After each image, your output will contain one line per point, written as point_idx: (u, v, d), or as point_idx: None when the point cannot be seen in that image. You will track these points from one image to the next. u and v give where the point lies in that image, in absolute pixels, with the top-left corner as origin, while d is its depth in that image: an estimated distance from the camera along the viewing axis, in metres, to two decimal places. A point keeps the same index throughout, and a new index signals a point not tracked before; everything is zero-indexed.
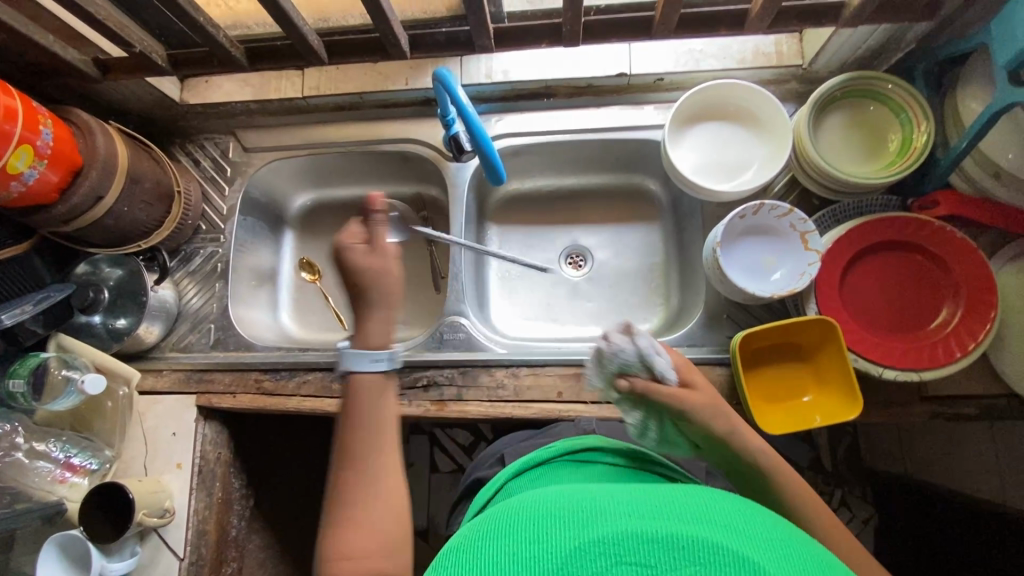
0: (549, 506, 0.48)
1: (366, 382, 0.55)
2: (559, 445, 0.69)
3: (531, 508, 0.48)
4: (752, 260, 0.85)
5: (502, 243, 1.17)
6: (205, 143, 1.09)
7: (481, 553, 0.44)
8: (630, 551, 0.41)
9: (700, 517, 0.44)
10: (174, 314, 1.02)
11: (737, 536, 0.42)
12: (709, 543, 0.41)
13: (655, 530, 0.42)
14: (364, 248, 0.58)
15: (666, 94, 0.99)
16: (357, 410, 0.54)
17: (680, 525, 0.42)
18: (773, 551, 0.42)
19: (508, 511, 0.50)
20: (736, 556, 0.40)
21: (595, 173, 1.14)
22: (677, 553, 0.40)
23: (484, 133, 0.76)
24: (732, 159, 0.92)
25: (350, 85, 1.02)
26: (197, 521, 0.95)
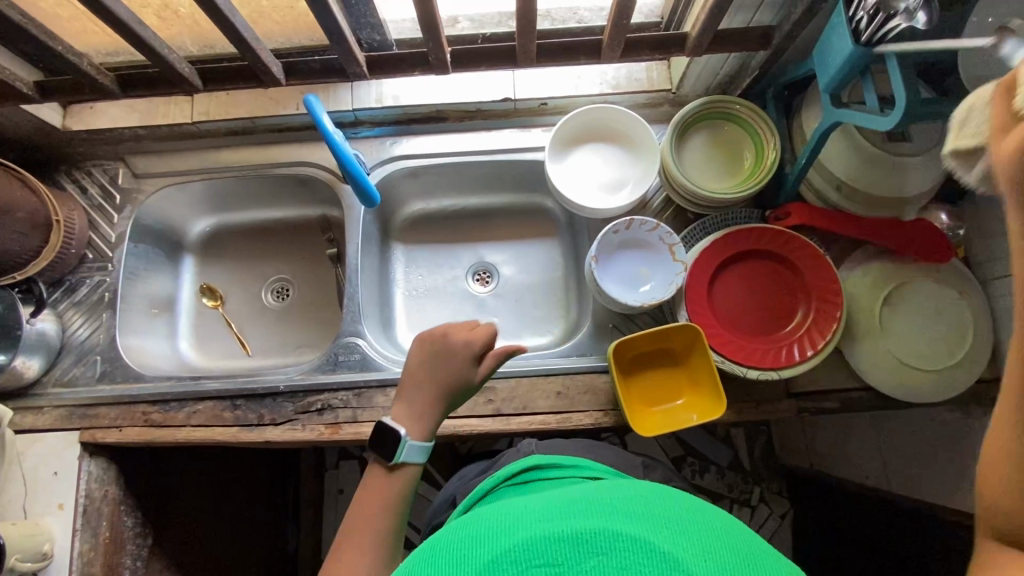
0: (467, 531, 0.49)
1: (403, 474, 0.75)
2: (505, 471, 0.74)
3: (452, 535, 0.49)
4: (627, 272, 0.90)
5: (409, 262, 1.19)
6: (93, 170, 1.07)
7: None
8: (538, 554, 0.43)
9: (611, 510, 0.46)
10: (58, 347, 0.98)
11: (638, 518, 0.45)
12: (609, 533, 0.43)
13: (559, 530, 0.44)
14: (461, 341, 0.80)
15: (552, 118, 1.04)
16: (386, 495, 0.73)
17: (581, 520, 0.45)
18: (674, 527, 0.45)
19: (431, 544, 0.50)
20: (635, 540, 0.43)
21: (497, 192, 1.18)
22: (582, 547, 0.42)
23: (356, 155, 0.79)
24: (616, 178, 0.97)
25: (240, 110, 1.02)
26: (82, 563, 0.91)
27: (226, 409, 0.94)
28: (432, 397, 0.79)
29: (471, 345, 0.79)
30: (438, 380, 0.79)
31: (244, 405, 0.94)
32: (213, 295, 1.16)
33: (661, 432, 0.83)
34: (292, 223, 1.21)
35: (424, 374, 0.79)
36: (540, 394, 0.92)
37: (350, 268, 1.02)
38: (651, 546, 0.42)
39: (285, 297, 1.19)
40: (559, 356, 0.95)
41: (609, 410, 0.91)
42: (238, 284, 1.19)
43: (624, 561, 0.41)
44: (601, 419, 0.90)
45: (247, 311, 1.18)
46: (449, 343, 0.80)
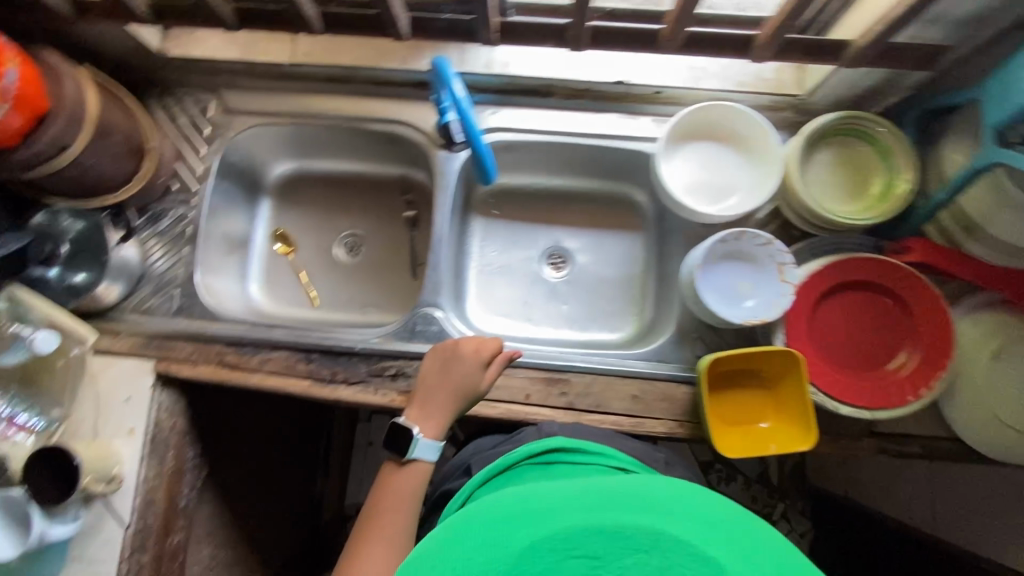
0: (507, 508, 0.51)
1: (419, 467, 0.82)
2: (523, 448, 0.75)
3: (492, 510, 0.51)
4: (727, 285, 0.86)
5: (485, 236, 1.16)
6: (183, 99, 1.04)
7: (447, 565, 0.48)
8: (577, 546, 0.45)
9: (643, 504, 0.48)
10: (137, 275, 0.98)
11: (674, 519, 0.47)
12: (647, 532, 0.45)
13: (600, 523, 0.46)
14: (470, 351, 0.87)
15: (664, 108, 0.98)
16: (401, 486, 0.81)
17: (622, 516, 0.46)
18: (707, 528, 0.46)
19: (471, 513, 0.53)
20: (674, 541, 0.44)
21: (586, 177, 1.14)
22: (620, 542, 0.44)
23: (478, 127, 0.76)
24: (725, 184, 0.92)
25: (345, 57, 0.99)
26: (146, 489, 0.93)
27: (301, 361, 0.94)
28: (443, 396, 0.85)
29: (479, 354, 0.86)
30: (447, 385, 0.85)
31: (319, 360, 0.94)
32: (287, 241, 1.16)
33: (744, 454, 0.81)
34: (371, 179, 1.18)
35: (435, 378, 0.86)
36: (615, 395, 0.90)
37: (435, 237, 0.99)
38: (685, 547, 0.44)
39: (356, 253, 1.18)
40: (638, 359, 0.93)
41: (684, 422, 0.89)
42: (311, 233, 1.18)
43: (664, 562, 0.43)
44: (674, 429, 0.88)
45: (317, 263, 1.17)
46: (455, 355, 0.86)
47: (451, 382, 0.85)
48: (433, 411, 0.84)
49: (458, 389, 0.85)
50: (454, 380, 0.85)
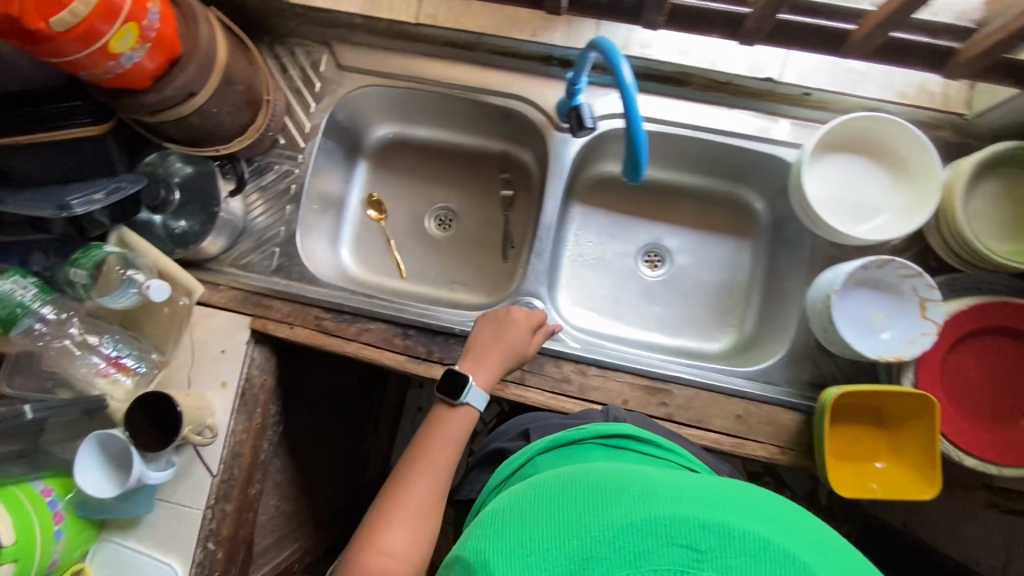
0: (593, 479, 0.46)
1: (464, 412, 0.78)
2: (591, 427, 0.70)
3: (576, 479, 0.47)
4: (861, 314, 0.81)
5: (582, 224, 1.12)
6: (295, 49, 1.00)
7: (522, 527, 0.43)
8: (679, 532, 0.39)
9: (749, 507, 0.43)
10: (239, 229, 0.96)
11: (787, 530, 0.41)
12: (758, 539, 0.39)
13: (705, 517, 0.40)
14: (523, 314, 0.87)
15: (808, 112, 0.91)
16: (440, 431, 0.76)
17: (731, 516, 0.41)
18: (821, 547, 0.40)
19: (550, 480, 0.48)
20: (786, 554, 0.39)
21: (699, 174, 1.08)
22: (729, 542, 0.39)
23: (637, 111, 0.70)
24: (869, 203, 0.86)
25: (473, 22, 0.94)
26: (234, 443, 0.94)
27: (398, 335, 0.92)
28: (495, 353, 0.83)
29: (532, 319, 0.87)
30: (502, 342, 0.84)
31: (415, 337, 0.92)
32: (380, 208, 1.13)
33: (855, 495, 0.77)
34: (471, 152, 1.14)
35: (486, 335, 0.84)
36: (718, 412, 0.87)
37: (543, 225, 0.94)
38: (799, 563, 0.38)
39: (447, 227, 1.15)
40: (744, 376, 0.89)
41: (787, 449, 0.85)
42: (404, 201, 1.15)
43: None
44: (777, 455, 0.84)
45: (406, 233, 1.14)
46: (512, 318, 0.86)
47: (504, 342, 0.84)
48: (483, 364, 0.81)
49: (511, 350, 0.84)
50: (506, 340, 0.84)
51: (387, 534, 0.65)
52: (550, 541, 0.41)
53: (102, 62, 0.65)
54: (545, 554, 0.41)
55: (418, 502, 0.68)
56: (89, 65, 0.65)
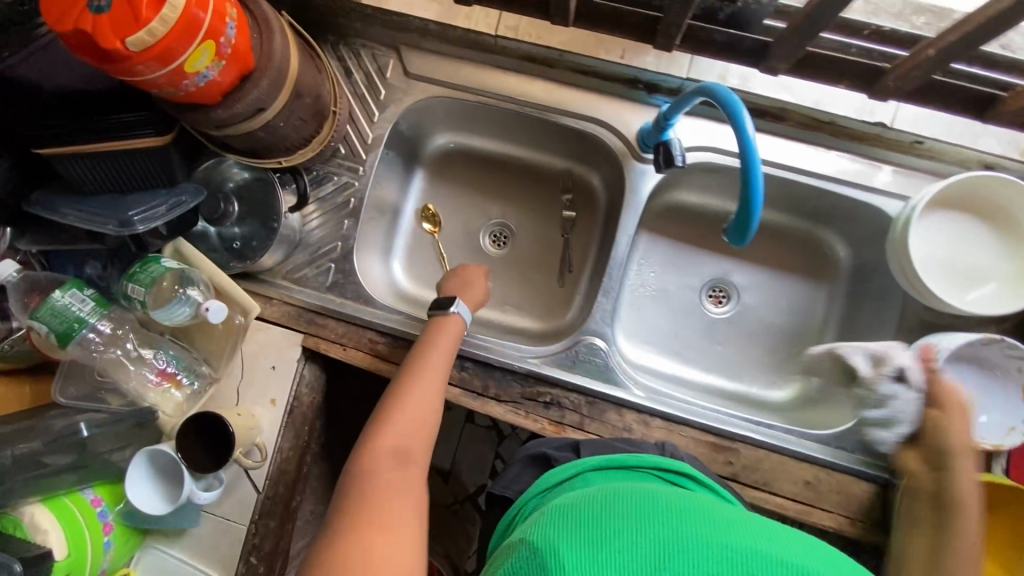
0: (654, 497, 0.49)
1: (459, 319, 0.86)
2: (650, 457, 0.66)
3: (639, 494, 0.50)
4: (958, 393, 0.75)
5: (646, 253, 1.06)
6: (361, 52, 0.94)
7: (584, 524, 0.47)
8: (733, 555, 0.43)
9: (801, 549, 0.44)
10: (295, 241, 0.93)
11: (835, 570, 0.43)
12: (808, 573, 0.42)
13: (757, 545, 0.44)
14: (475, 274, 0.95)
15: (916, 162, 0.84)
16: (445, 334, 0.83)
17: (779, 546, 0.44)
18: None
19: (614, 490, 0.51)
20: None
21: (780, 211, 1.01)
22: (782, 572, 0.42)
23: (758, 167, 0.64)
24: (973, 269, 0.79)
25: (557, 39, 0.87)
26: (280, 460, 0.92)
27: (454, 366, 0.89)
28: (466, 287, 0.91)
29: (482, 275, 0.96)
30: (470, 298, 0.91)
31: (472, 369, 0.89)
32: (434, 221, 1.08)
33: None
34: (534, 167, 1.08)
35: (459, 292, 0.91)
36: (787, 476, 0.82)
37: (614, 259, 0.91)
38: None
39: (503, 244, 1.10)
40: (816, 439, 0.84)
41: (856, 521, 0.81)
42: (459, 214, 1.10)
43: None
44: (845, 527, 0.81)
45: (460, 249, 1.09)
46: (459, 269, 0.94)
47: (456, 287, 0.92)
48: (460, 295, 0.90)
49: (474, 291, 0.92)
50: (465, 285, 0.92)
51: (400, 418, 0.71)
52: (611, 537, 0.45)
53: (175, 82, 0.60)
54: (605, 545, 0.44)
55: (429, 389, 0.75)
56: (162, 84, 0.60)
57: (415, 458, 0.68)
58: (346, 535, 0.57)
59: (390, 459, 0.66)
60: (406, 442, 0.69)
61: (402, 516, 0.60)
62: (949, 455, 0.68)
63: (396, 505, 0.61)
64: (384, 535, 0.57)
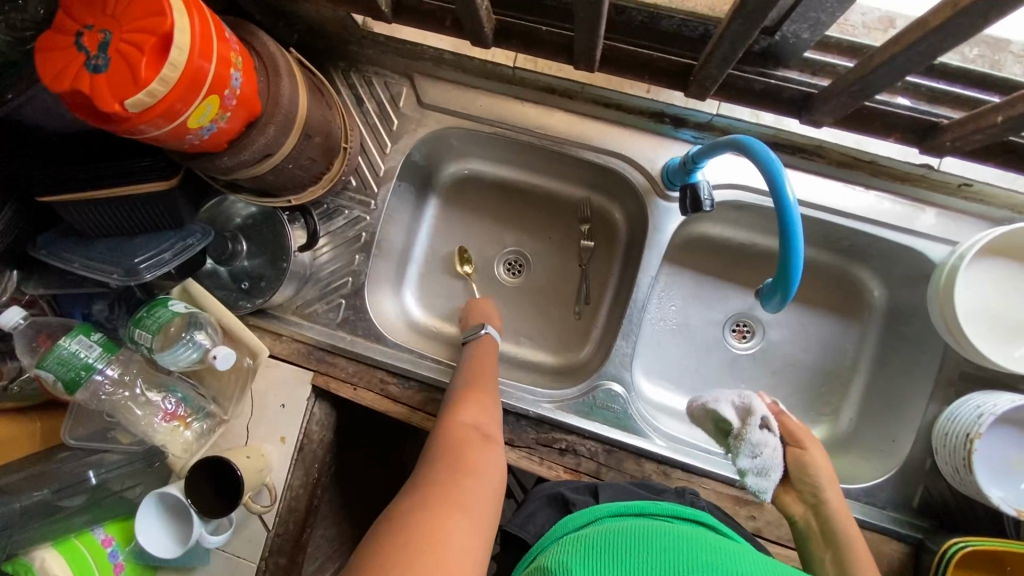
0: (671, 538, 0.51)
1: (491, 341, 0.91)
2: (671, 504, 0.62)
3: (655, 534, 0.52)
4: (1000, 458, 0.71)
5: (667, 286, 1.02)
6: (373, 80, 0.90)
7: (604, 554, 0.49)
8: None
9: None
10: (305, 276, 0.90)
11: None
12: None
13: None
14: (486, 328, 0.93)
15: (963, 204, 0.78)
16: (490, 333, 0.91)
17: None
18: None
19: (631, 527, 0.54)
20: None
21: (810, 246, 0.95)
22: None
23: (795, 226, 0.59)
24: (1021, 322, 0.74)
25: (577, 71, 0.82)
26: (290, 499, 0.91)
27: None
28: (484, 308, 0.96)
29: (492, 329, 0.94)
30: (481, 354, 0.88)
31: None
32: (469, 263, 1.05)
33: None
34: (551, 194, 1.04)
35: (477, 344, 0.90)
36: None
37: (635, 300, 0.86)
38: None
39: (518, 274, 1.06)
40: (844, 493, 0.80)
41: None
42: (473, 242, 1.07)
43: None
44: None
45: (473, 278, 1.06)
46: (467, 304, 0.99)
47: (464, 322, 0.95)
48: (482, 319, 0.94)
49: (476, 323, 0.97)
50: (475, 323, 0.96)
51: (470, 397, 0.78)
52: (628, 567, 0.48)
53: (178, 138, 0.57)
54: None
55: (488, 385, 0.81)
56: (166, 140, 0.57)
57: (487, 435, 0.74)
58: (429, 507, 0.59)
59: (462, 447, 0.70)
60: (479, 419, 0.75)
61: (476, 500, 0.63)
62: (819, 488, 0.74)
63: (471, 489, 0.64)
64: (461, 506, 0.61)
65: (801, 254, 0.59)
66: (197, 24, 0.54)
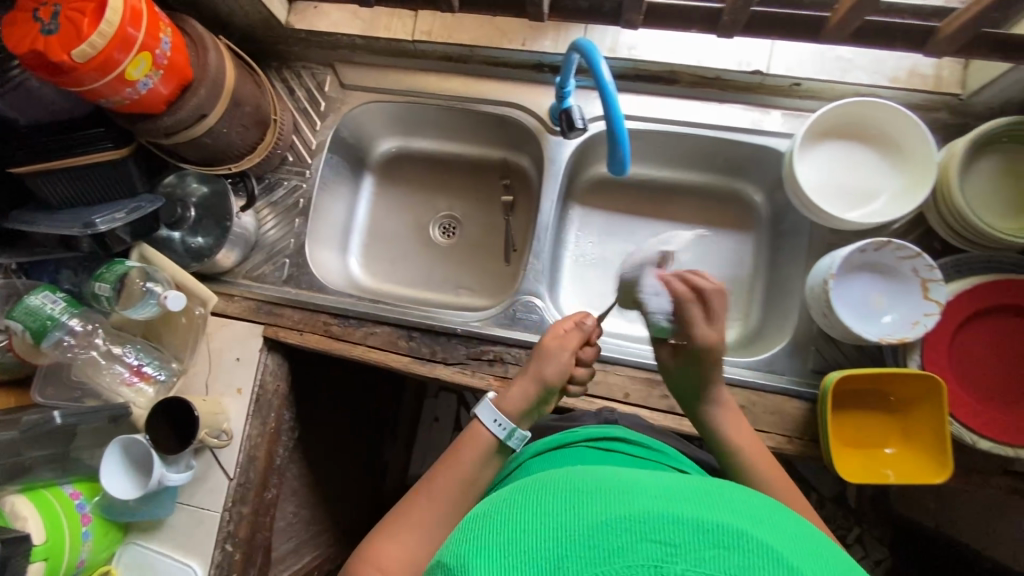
0: (567, 481, 0.44)
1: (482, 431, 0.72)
2: (584, 432, 0.72)
3: (551, 482, 0.45)
4: (861, 298, 0.81)
5: (583, 226, 1.12)
6: (301, 72, 1.05)
7: (497, 527, 0.42)
8: (655, 529, 0.38)
9: (733, 510, 0.40)
10: (252, 242, 1.01)
11: (770, 529, 0.39)
12: (729, 530, 0.38)
13: (681, 512, 0.39)
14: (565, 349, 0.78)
15: (799, 102, 0.91)
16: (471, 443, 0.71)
17: (705, 510, 0.39)
18: (798, 542, 0.39)
19: (529, 483, 0.47)
20: (760, 545, 0.37)
21: (697, 170, 1.07)
22: (703, 535, 0.37)
23: (617, 108, 0.72)
24: (866, 188, 0.86)
25: (464, 36, 0.97)
26: (249, 446, 0.97)
27: (403, 338, 0.95)
28: (512, 402, 0.73)
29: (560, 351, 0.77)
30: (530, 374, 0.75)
31: (419, 338, 0.95)
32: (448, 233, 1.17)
33: (864, 479, 0.76)
34: (470, 160, 1.16)
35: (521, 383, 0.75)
36: None
37: (540, 224, 0.98)
38: (770, 552, 0.37)
39: (452, 235, 1.17)
40: (747, 366, 0.88)
41: (792, 438, 0.84)
42: (408, 211, 1.18)
43: (746, 563, 0.36)
44: (782, 444, 0.83)
45: (411, 242, 1.17)
46: (593, 323, 0.81)
47: (565, 339, 0.77)
48: (501, 410, 0.72)
49: (542, 353, 0.76)
50: (548, 336, 0.78)
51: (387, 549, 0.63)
52: (524, 535, 0.40)
53: (119, 90, 0.71)
54: (519, 547, 0.40)
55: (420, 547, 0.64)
56: (109, 93, 0.71)
57: None
58: None
59: None
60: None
61: None
62: (664, 373, 0.81)
63: None
64: None
65: (623, 125, 0.72)
66: None
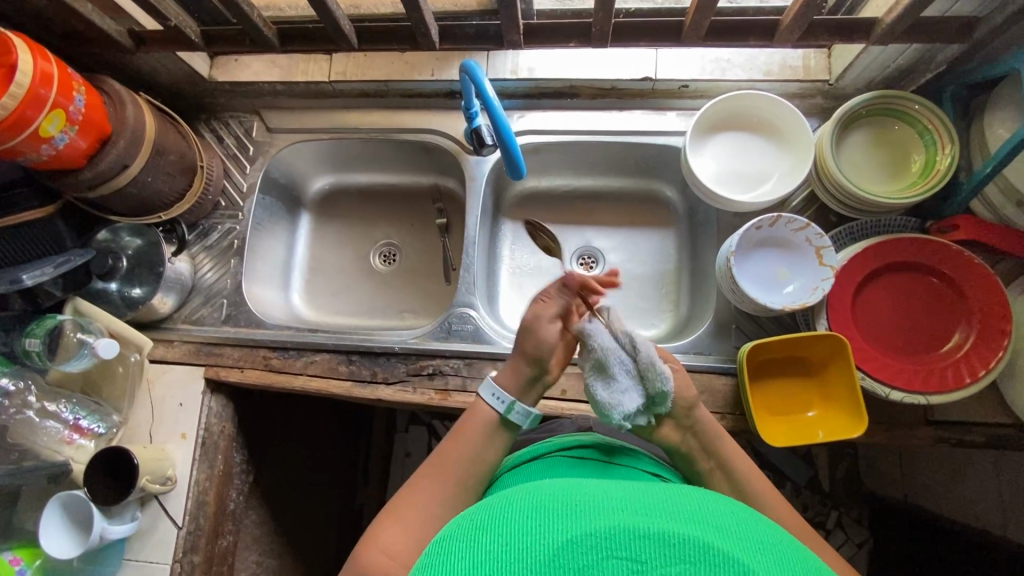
0: (535, 501, 0.43)
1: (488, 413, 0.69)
2: (556, 442, 0.69)
3: (520, 500, 0.44)
4: (765, 272, 0.87)
5: (515, 237, 1.15)
6: (229, 121, 1.11)
7: (464, 549, 0.40)
8: (621, 545, 0.36)
9: (705, 525, 0.38)
10: (189, 287, 1.03)
11: (741, 542, 0.38)
12: (697, 543, 0.36)
13: (648, 525, 0.37)
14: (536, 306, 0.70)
15: (690, 102, 0.99)
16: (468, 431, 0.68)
17: (672, 522, 0.38)
18: (767, 551, 0.38)
19: (497, 503, 0.46)
20: (728, 558, 0.36)
21: (614, 175, 1.12)
22: (668, 550, 0.36)
23: (506, 126, 0.80)
24: (758, 171, 0.93)
25: (377, 72, 1.04)
26: (197, 491, 0.95)
27: (342, 363, 0.97)
28: (516, 379, 0.70)
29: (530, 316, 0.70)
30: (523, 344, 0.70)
31: (359, 361, 0.97)
32: (388, 259, 1.19)
33: (793, 443, 0.79)
34: (403, 189, 1.20)
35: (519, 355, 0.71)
36: None
37: (468, 238, 1.02)
38: (737, 564, 0.35)
39: (392, 261, 1.19)
40: (675, 351, 0.91)
41: (726, 414, 0.86)
42: (348, 244, 1.20)
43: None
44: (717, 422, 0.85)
45: (352, 271, 1.19)
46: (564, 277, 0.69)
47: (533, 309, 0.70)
48: (504, 386, 0.70)
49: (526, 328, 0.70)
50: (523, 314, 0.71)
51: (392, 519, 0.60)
52: (487, 555, 0.39)
53: (36, 146, 0.75)
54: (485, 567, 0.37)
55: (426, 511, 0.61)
56: (26, 150, 0.75)
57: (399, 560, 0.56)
58: None
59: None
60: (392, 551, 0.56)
61: None
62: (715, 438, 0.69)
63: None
64: None
65: (517, 146, 0.82)
66: (40, 60, 0.73)
